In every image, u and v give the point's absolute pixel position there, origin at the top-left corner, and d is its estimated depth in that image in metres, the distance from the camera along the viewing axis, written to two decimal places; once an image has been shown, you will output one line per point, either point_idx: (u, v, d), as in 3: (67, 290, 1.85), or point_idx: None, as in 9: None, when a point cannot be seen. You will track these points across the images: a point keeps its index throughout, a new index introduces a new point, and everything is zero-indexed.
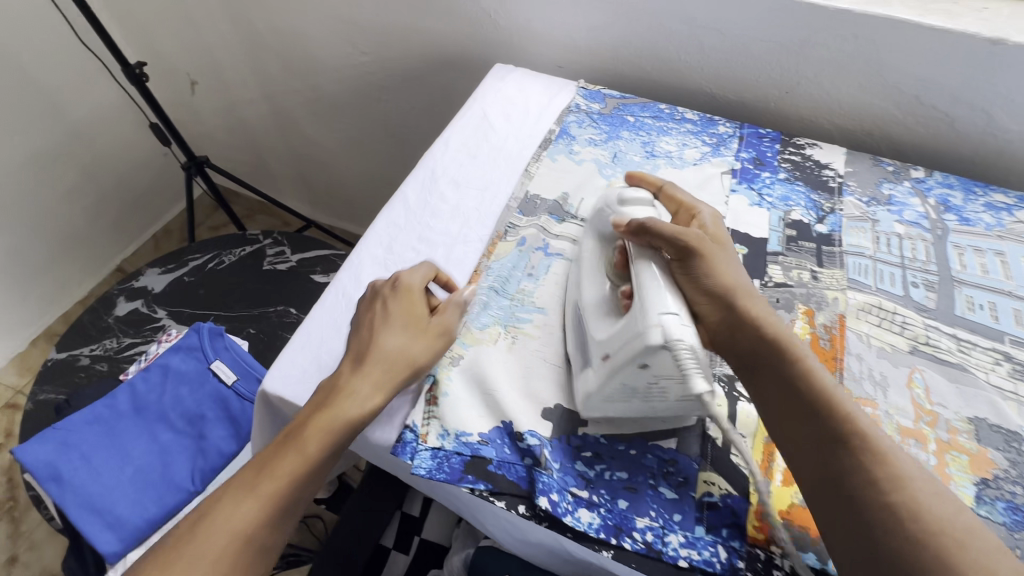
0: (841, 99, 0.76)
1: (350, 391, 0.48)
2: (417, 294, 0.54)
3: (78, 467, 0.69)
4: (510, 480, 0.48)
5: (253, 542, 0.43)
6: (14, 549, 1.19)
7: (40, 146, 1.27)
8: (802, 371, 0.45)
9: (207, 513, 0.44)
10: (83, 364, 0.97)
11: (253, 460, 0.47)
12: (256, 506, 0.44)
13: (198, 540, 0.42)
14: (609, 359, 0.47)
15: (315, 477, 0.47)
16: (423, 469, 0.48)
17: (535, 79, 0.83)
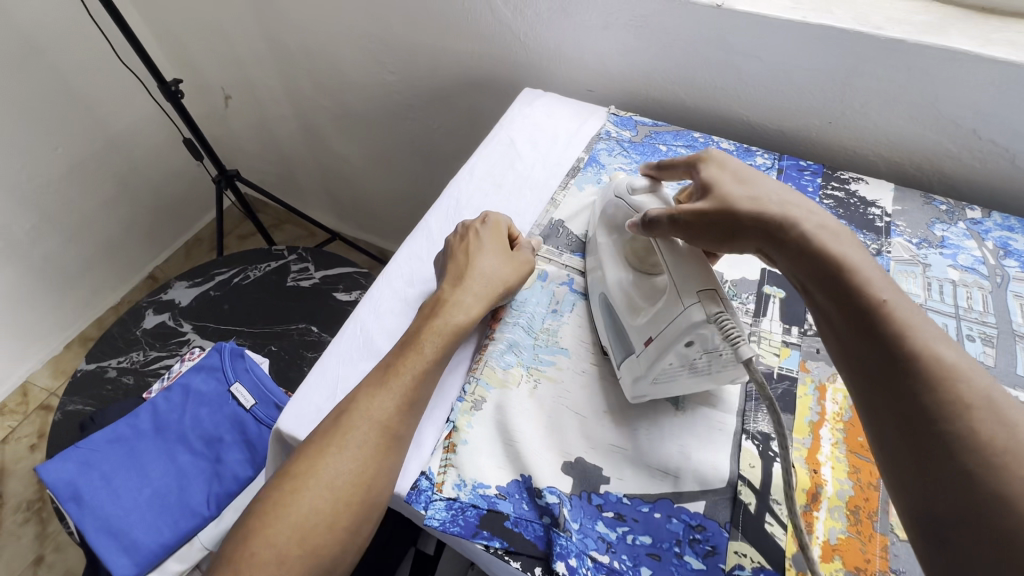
0: (889, 131, 0.71)
1: (454, 302, 0.55)
2: (503, 228, 0.62)
3: (97, 487, 0.69)
4: (527, 540, 0.46)
5: (392, 431, 0.47)
6: (41, 550, 1.22)
7: (80, 157, 1.32)
8: (864, 285, 0.40)
9: (349, 404, 0.48)
10: (110, 376, 0.99)
11: (380, 362, 0.52)
12: (389, 396, 0.48)
13: (344, 429, 0.47)
14: (653, 341, 0.48)
15: (435, 376, 0.51)
16: (437, 522, 0.46)
17: (564, 104, 0.81)
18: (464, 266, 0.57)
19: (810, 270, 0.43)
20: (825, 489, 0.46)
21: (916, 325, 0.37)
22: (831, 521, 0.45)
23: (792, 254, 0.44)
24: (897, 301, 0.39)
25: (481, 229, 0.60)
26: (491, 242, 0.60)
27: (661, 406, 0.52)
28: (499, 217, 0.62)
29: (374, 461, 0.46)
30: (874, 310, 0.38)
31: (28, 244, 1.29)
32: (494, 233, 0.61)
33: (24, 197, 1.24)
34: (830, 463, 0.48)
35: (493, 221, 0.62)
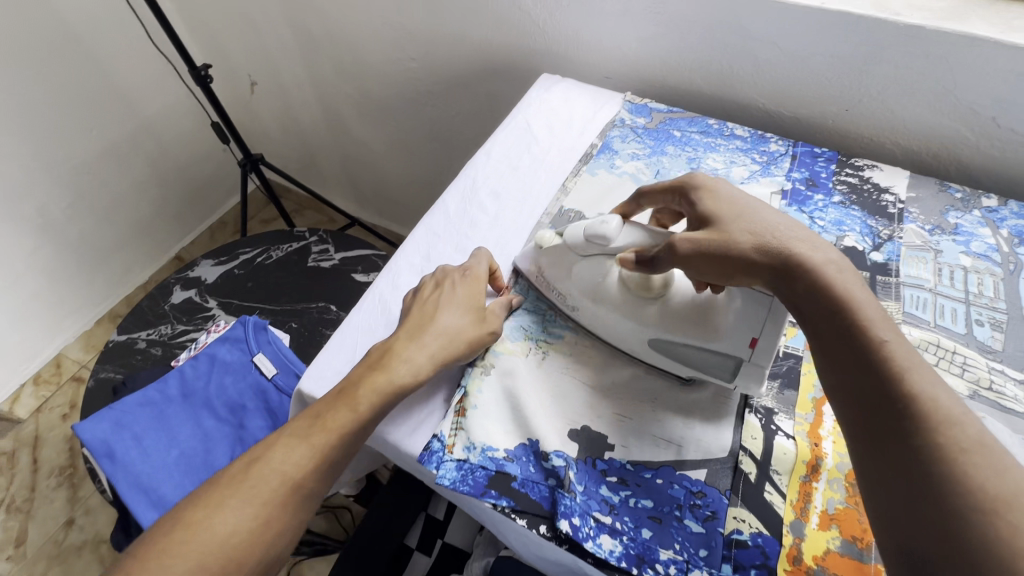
0: (906, 118, 0.71)
1: (403, 355, 0.51)
2: (483, 283, 0.57)
3: (129, 446, 0.74)
4: (533, 500, 0.48)
5: (303, 490, 0.46)
6: (72, 513, 1.28)
7: (113, 139, 1.37)
8: (864, 326, 0.39)
9: (265, 451, 0.46)
10: (140, 347, 1.04)
11: (310, 408, 0.49)
12: (307, 452, 0.46)
13: (252, 482, 0.45)
14: (761, 339, 0.47)
15: (365, 434, 0.49)
16: (448, 481, 0.49)
17: (581, 90, 0.82)
18: (429, 318, 0.53)
19: (813, 305, 0.42)
20: (825, 462, 0.47)
21: (915, 368, 0.37)
22: (829, 492, 0.46)
23: (799, 287, 0.43)
24: (898, 343, 0.38)
25: (457, 282, 0.56)
26: (462, 297, 0.55)
27: (669, 380, 0.54)
28: (479, 265, 0.59)
29: (277, 518, 0.45)
30: (876, 352, 0.38)
31: (64, 223, 1.34)
32: (471, 288, 0.56)
33: (60, 177, 1.29)
34: (831, 437, 0.49)
35: (473, 273, 0.57)
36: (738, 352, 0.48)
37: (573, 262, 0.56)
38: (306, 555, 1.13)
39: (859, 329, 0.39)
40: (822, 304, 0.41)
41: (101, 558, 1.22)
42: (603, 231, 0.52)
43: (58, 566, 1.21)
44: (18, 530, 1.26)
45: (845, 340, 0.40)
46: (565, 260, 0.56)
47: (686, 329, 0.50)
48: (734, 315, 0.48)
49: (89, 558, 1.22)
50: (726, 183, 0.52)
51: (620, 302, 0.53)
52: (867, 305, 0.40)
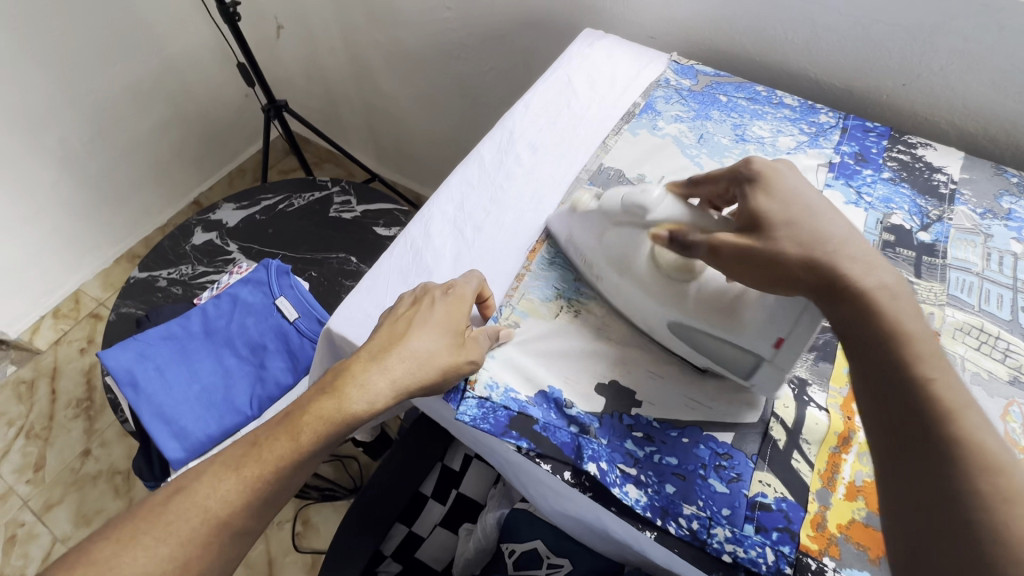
0: (967, 96, 0.68)
1: (359, 378, 0.46)
2: (467, 305, 0.50)
3: (152, 377, 0.75)
4: (555, 445, 0.48)
5: (232, 528, 0.43)
6: (89, 443, 1.31)
7: (137, 76, 1.35)
8: (914, 358, 0.36)
9: (188, 486, 0.44)
10: (161, 285, 1.04)
11: (246, 436, 0.46)
12: (236, 488, 0.44)
13: (169, 520, 0.42)
14: (787, 339, 0.45)
15: (307, 465, 0.46)
16: (469, 417, 0.49)
17: (625, 47, 0.79)
18: (400, 337, 0.47)
19: (858, 331, 0.38)
20: (857, 435, 0.47)
21: (963, 410, 0.33)
22: (858, 464, 0.46)
23: (843, 308, 0.39)
24: (946, 380, 0.35)
25: (437, 301, 0.50)
26: (437, 321, 0.48)
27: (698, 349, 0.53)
28: (467, 284, 0.52)
29: (200, 560, 0.42)
30: (920, 388, 0.35)
31: (86, 156, 1.34)
32: (452, 310, 0.50)
33: (84, 109, 1.28)
34: None
35: (458, 292, 0.51)
36: (759, 350, 0.46)
37: (607, 229, 0.53)
38: (313, 499, 1.16)
39: (905, 363, 0.36)
40: (867, 330, 0.38)
41: (116, 488, 1.25)
42: (642, 201, 0.49)
43: (74, 493, 1.25)
44: (37, 455, 1.29)
45: (884, 372, 0.36)
46: (597, 227, 0.54)
47: (708, 315, 0.48)
48: (761, 317, 0.45)
49: (104, 487, 1.26)
50: (786, 172, 0.45)
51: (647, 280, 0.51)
52: (921, 334, 0.36)
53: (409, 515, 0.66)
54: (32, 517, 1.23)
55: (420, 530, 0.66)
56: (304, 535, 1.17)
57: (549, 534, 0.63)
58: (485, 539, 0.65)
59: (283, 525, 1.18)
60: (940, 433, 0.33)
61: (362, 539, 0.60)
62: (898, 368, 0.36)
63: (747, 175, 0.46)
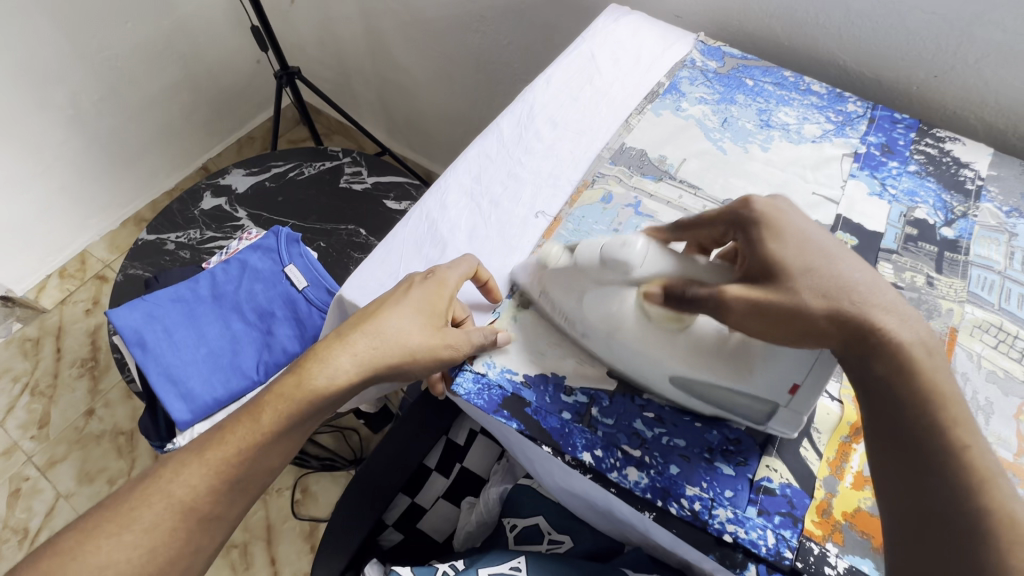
0: (1000, 92, 0.66)
1: (323, 358, 0.48)
2: (447, 292, 0.49)
3: (158, 337, 0.75)
4: (543, 428, 0.47)
5: (198, 513, 0.46)
6: (93, 403, 1.32)
7: (149, 36, 1.33)
8: (949, 427, 0.37)
9: (154, 473, 0.46)
10: (168, 249, 1.04)
11: (214, 424, 0.49)
12: (198, 474, 0.46)
13: (134, 508, 0.45)
14: (802, 385, 0.43)
15: (272, 451, 0.47)
16: (463, 391, 0.49)
17: (651, 25, 0.76)
18: (372, 314, 0.48)
19: (892, 392, 0.39)
20: None
21: (994, 478, 0.36)
22: None
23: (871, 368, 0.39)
24: (978, 450, 0.36)
25: (415, 285, 0.49)
26: (414, 304, 0.48)
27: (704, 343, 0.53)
28: (450, 269, 0.50)
29: (168, 545, 0.45)
30: (952, 457, 0.36)
31: (95, 116, 1.32)
32: (432, 295, 0.49)
33: (94, 67, 1.26)
34: None
35: (438, 277, 0.49)
36: (774, 398, 0.44)
37: (586, 287, 0.47)
38: (313, 468, 1.17)
39: (937, 431, 0.37)
40: (897, 393, 0.38)
41: (119, 448, 1.27)
42: (625, 255, 0.44)
43: (78, 451, 1.26)
44: (41, 413, 1.30)
45: (911, 440, 0.38)
46: (577, 286, 0.48)
47: (717, 368, 0.44)
48: (769, 360, 0.43)
49: (107, 447, 1.27)
50: (789, 213, 0.43)
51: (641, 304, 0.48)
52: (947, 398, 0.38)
53: (412, 487, 0.67)
54: (36, 472, 1.24)
55: (423, 501, 0.68)
56: (303, 503, 1.19)
57: (553, 511, 0.64)
58: (488, 513, 0.66)
59: (282, 492, 1.20)
60: (970, 504, 0.35)
61: (365, 508, 0.60)
62: (926, 435, 0.37)
63: (748, 217, 0.44)
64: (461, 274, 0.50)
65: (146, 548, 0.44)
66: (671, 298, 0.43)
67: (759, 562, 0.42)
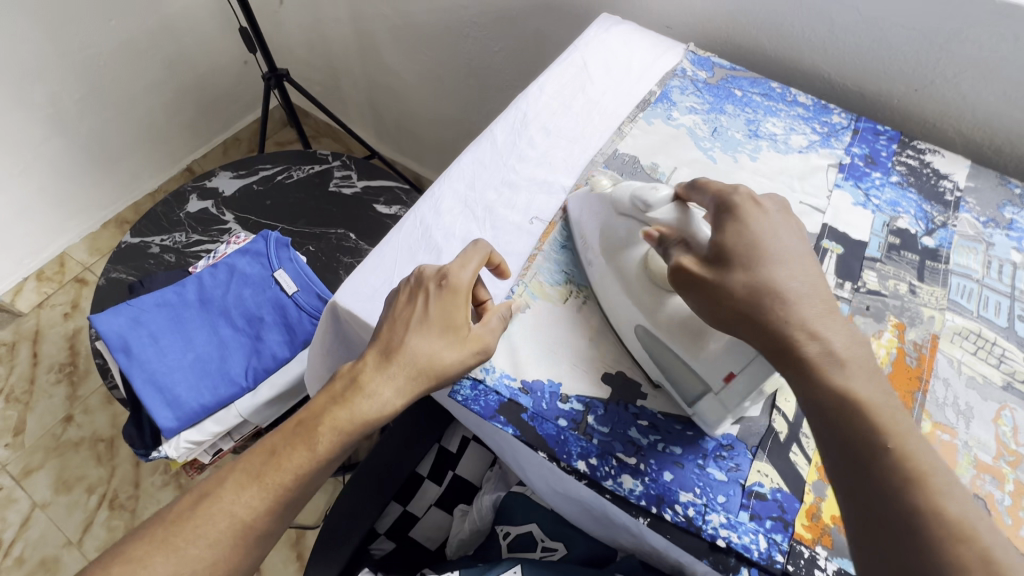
0: (976, 106, 0.69)
1: (369, 388, 0.47)
2: (462, 297, 0.49)
3: (146, 343, 0.73)
4: (540, 435, 0.47)
5: (256, 530, 0.46)
6: (71, 410, 1.28)
7: (133, 35, 1.30)
8: (875, 427, 0.37)
9: (213, 493, 0.46)
10: (153, 252, 1.02)
11: (263, 443, 0.48)
12: (259, 495, 0.45)
13: (197, 525, 0.45)
14: (738, 374, 0.43)
15: (325, 469, 0.48)
16: (460, 397, 0.49)
17: (642, 34, 0.77)
18: (399, 343, 0.48)
19: (819, 402, 0.39)
20: None
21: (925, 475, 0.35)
22: None
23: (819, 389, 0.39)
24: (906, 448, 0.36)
25: (430, 298, 0.48)
26: (435, 318, 0.48)
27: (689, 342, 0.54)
28: (462, 271, 0.49)
29: (229, 559, 0.45)
30: (882, 458, 0.36)
31: (76, 115, 1.30)
32: (447, 304, 0.48)
33: (75, 66, 1.24)
34: None
35: (453, 283, 0.49)
36: (709, 381, 0.45)
37: (609, 218, 0.53)
38: None
39: (867, 435, 0.37)
40: (823, 400, 0.39)
41: (99, 455, 1.24)
42: (647, 197, 0.49)
43: (55, 458, 1.23)
44: (17, 420, 1.27)
45: (843, 446, 0.37)
46: (603, 209, 0.54)
47: (675, 344, 0.46)
48: (723, 345, 0.44)
49: (86, 454, 1.24)
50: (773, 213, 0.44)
51: (633, 281, 0.50)
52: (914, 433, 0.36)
53: (404, 495, 0.67)
54: (11, 481, 1.21)
55: (416, 509, 0.67)
56: None
57: (545, 518, 0.64)
58: (481, 520, 0.65)
59: None
60: (905, 507, 0.35)
61: (358, 516, 0.60)
62: (861, 443, 0.37)
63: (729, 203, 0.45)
64: (473, 273, 0.49)
65: (210, 561, 0.44)
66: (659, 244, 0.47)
67: (751, 566, 0.43)
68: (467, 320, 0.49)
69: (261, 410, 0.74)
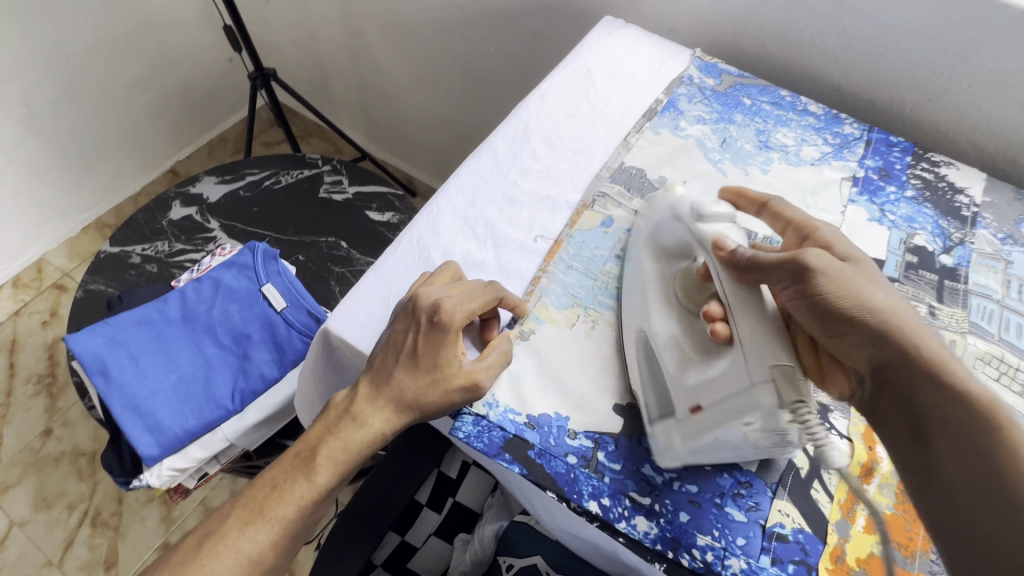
0: (991, 117, 0.67)
1: (360, 420, 0.45)
2: (452, 336, 0.45)
3: (125, 365, 0.69)
4: (549, 474, 0.45)
5: (262, 566, 0.43)
6: (50, 423, 1.24)
7: (111, 32, 1.25)
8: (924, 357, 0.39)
9: (217, 529, 0.43)
10: (134, 262, 0.97)
11: (265, 476, 0.45)
12: (265, 529, 0.43)
13: (204, 561, 0.42)
14: (704, 411, 0.41)
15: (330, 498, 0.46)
16: (462, 434, 0.46)
17: (647, 39, 0.74)
18: (388, 375, 0.45)
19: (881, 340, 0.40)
20: (879, 466, 0.46)
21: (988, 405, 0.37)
22: (879, 496, 0.44)
23: (939, 448, 0.37)
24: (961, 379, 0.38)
25: (419, 336, 0.45)
26: (423, 357, 0.45)
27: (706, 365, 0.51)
28: (457, 307, 0.45)
29: None
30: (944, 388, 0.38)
31: (52, 116, 1.24)
32: (438, 342, 0.45)
33: (50, 64, 1.18)
34: None
35: (445, 320, 0.44)
36: (676, 406, 0.43)
37: (658, 230, 0.51)
38: None
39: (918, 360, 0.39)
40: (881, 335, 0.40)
41: (80, 470, 1.19)
42: (708, 212, 0.46)
43: (34, 475, 1.18)
44: None
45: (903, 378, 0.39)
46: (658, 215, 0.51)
47: (671, 359, 0.44)
48: (708, 375, 0.41)
49: (66, 470, 1.19)
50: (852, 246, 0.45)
51: (658, 292, 0.48)
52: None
53: (403, 524, 0.64)
54: None
55: (414, 539, 0.64)
56: None
57: (550, 549, 0.61)
58: (483, 552, 0.63)
59: None
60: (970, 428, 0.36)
61: (353, 551, 0.56)
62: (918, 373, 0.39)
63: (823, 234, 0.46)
64: (468, 312, 0.45)
65: None
66: (737, 259, 0.42)
67: None
68: (457, 359, 0.45)
69: (249, 433, 0.70)
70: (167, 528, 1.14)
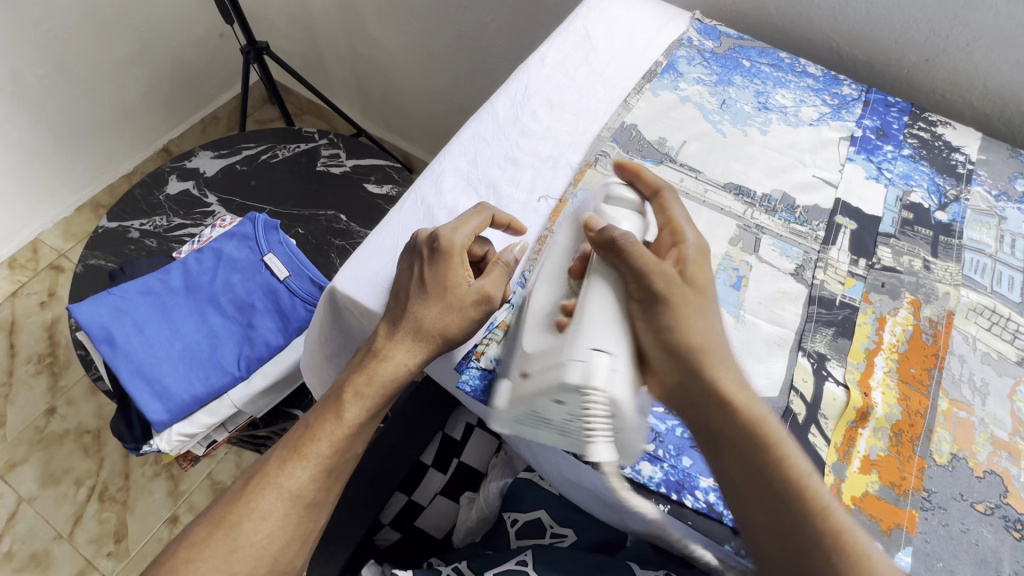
0: (988, 76, 0.67)
1: (383, 354, 0.47)
2: (458, 257, 0.47)
3: (130, 333, 0.70)
4: None
5: (306, 500, 0.45)
6: (53, 402, 1.24)
7: (99, 6, 1.22)
8: (760, 441, 0.42)
9: (262, 469, 0.46)
10: (133, 237, 0.97)
11: (301, 421, 0.48)
12: (302, 465, 0.45)
13: (250, 500, 0.45)
14: (530, 377, 0.42)
15: (363, 437, 0.48)
16: (468, 387, 0.47)
17: (645, 2, 0.74)
18: (403, 309, 0.46)
19: (719, 417, 0.43)
20: (874, 411, 0.47)
21: (808, 476, 0.41)
22: (874, 439, 0.46)
23: (727, 457, 0.43)
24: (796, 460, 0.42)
25: (425, 265, 0.47)
26: (432, 281, 0.46)
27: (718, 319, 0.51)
28: (455, 233, 0.48)
29: (284, 530, 0.44)
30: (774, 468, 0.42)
31: (41, 92, 1.22)
32: (445, 266, 0.47)
33: (37, 39, 1.16)
34: (881, 389, 0.48)
35: (445, 245, 0.47)
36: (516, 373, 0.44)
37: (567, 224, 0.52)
38: None
39: (754, 439, 0.42)
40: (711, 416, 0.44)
41: (86, 447, 1.20)
42: (619, 196, 0.50)
43: (40, 451, 1.19)
44: None
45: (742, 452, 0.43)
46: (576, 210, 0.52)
47: (534, 334, 0.45)
48: (544, 349, 0.43)
49: (72, 446, 1.20)
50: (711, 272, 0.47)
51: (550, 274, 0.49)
52: (826, 494, 0.41)
53: (409, 485, 0.67)
54: None
55: (421, 499, 0.67)
56: None
57: (554, 504, 0.63)
58: (488, 508, 0.65)
59: None
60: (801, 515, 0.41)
61: (365, 508, 0.58)
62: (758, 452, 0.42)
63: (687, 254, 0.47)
64: (467, 235, 0.48)
65: (267, 533, 0.44)
66: (603, 242, 0.45)
67: None
68: (465, 281, 0.48)
69: (256, 400, 0.71)
70: (175, 501, 1.16)
